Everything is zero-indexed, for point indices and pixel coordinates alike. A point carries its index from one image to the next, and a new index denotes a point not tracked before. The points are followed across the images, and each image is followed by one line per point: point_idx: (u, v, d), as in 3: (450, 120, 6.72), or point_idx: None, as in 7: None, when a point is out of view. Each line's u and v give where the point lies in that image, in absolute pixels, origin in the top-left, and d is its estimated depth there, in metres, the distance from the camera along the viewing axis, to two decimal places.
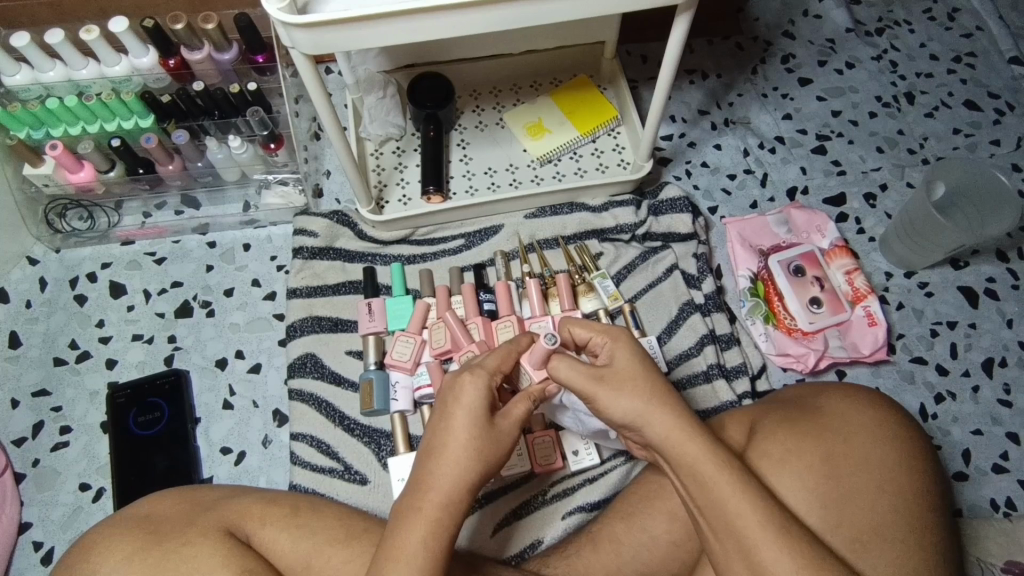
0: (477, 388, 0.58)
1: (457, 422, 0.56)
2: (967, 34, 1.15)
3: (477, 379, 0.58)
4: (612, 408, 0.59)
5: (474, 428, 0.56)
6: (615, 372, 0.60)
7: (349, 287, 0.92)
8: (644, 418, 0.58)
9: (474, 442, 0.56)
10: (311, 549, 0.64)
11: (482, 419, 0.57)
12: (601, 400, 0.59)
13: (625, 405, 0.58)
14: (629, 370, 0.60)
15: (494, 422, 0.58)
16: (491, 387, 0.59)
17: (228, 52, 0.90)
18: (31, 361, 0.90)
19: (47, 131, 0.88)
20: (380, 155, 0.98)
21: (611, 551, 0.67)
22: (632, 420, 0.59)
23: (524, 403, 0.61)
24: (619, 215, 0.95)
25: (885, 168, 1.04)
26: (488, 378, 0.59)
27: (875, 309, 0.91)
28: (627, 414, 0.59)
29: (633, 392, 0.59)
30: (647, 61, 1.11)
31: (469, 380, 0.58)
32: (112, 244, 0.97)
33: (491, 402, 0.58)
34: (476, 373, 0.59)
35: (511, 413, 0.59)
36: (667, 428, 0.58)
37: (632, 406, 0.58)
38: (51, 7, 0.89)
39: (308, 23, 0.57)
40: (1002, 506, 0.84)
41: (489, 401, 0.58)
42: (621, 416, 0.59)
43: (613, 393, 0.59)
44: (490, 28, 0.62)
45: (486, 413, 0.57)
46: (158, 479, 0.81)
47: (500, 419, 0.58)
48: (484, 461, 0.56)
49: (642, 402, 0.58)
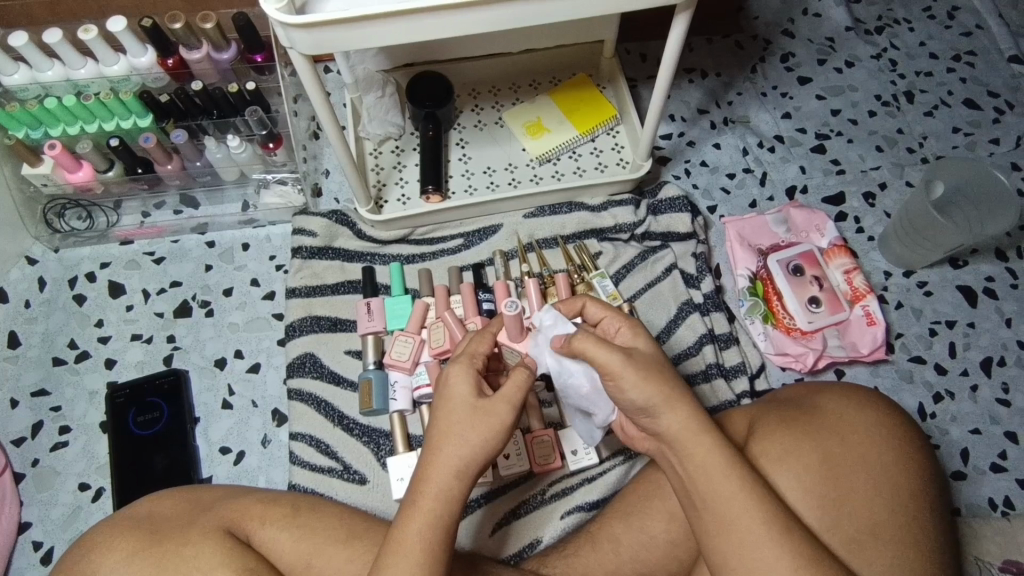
0: (463, 378, 0.58)
1: (445, 412, 0.57)
2: (967, 32, 1.15)
3: (461, 367, 0.59)
4: (635, 392, 0.58)
5: (462, 416, 0.56)
6: (641, 358, 0.59)
7: (348, 287, 0.92)
8: (662, 410, 0.58)
9: (466, 431, 0.56)
10: (311, 550, 0.64)
11: (471, 406, 0.57)
12: (625, 381, 0.58)
13: (649, 391, 0.57)
14: (648, 359, 0.60)
15: (486, 406, 0.57)
16: (477, 375, 0.59)
17: (227, 51, 0.90)
18: (30, 361, 0.90)
19: (46, 131, 0.88)
20: (379, 154, 0.98)
21: (610, 550, 0.67)
22: (648, 407, 0.58)
23: (517, 378, 0.59)
24: (618, 215, 0.94)
25: (885, 167, 1.04)
26: (470, 363, 0.59)
27: (874, 308, 0.91)
28: (649, 400, 0.58)
29: (660, 380, 0.58)
30: (646, 60, 1.11)
31: (455, 371, 0.59)
32: (111, 244, 0.97)
33: (479, 387, 0.58)
34: (460, 361, 0.60)
35: (503, 393, 0.58)
36: (673, 424, 0.58)
37: (653, 393, 0.57)
38: (49, 6, 0.89)
39: (305, 24, 0.57)
40: (1000, 505, 0.84)
41: (477, 390, 0.58)
42: (641, 401, 0.58)
43: (640, 376, 0.57)
44: (490, 28, 0.62)
45: (475, 398, 0.57)
46: (158, 479, 0.81)
47: (489, 398, 0.57)
48: (478, 448, 0.56)
49: (666, 391, 0.58)
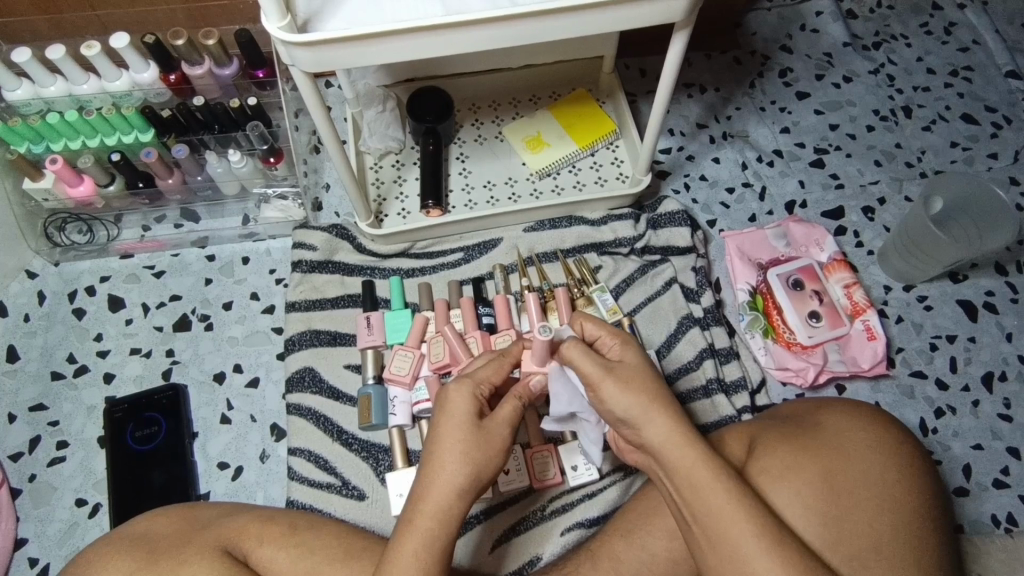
0: (463, 398, 0.58)
1: (447, 432, 0.57)
2: (964, 48, 1.16)
3: (465, 386, 0.59)
4: (614, 402, 0.59)
5: (466, 437, 0.56)
6: (623, 369, 0.60)
7: (348, 300, 0.92)
8: (642, 422, 0.58)
9: (464, 448, 0.56)
10: (308, 569, 0.63)
11: (474, 427, 0.57)
12: (604, 393, 0.59)
13: (627, 402, 0.58)
14: (634, 370, 0.60)
15: (486, 427, 0.58)
16: (477, 397, 0.59)
17: (228, 67, 0.90)
18: (28, 376, 0.90)
19: (47, 145, 0.89)
20: (380, 168, 0.99)
21: (611, 568, 0.66)
22: (629, 418, 0.59)
23: (512, 403, 0.60)
24: (618, 229, 0.95)
25: (883, 181, 1.05)
26: (475, 388, 0.59)
27: (874, 323, 0.91)
28: (628, 411, 0.58)
29: (640, 391, 0.59)
30: (645, 75, 1.12)
31: (455, 391, 0.58)
32: (111, 257, 0.97)
33: (479, 409, 0.58)
34: (465, 383, 0.59)
35: (500, 414, 0.59)
36: (665, 433, 0.58)
37: (633, 403, 0.58)
38: (52, 23, 0.89)
39: (308, 42, 0.57)
40: (1003, 522, 0.83)
41: (476, 409, 0.58)
42: (620, 412, 0.59)
43: (617, 388, 0.59)
44: (490, 46, 0.62)
45: (477, 419, 0.58)
46: (154, 496, 0.81)
47: (489, 420, 0.58)
48: (477, 468, 0.56)
49: (646, 401, 0.58)
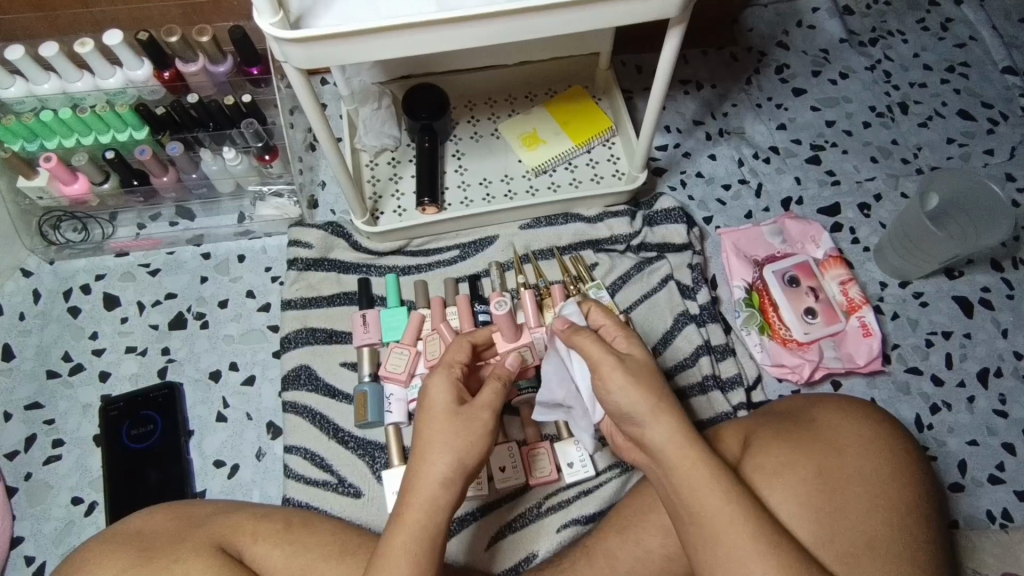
0: (439, 386, 0.60)
1: (428, 420, 0.58)
2: (960, 44, 1.16)
3: (442, 376, 0.61)
4: (620, 396, 0.59)
5: (447, 423, 0.57)
6: (632, 363, 0.61)
7: (344, 298, 0.92)
8: (646, 420, 0.58)
9: (445, 434, 0.56)
10: (302, 566, 0.63)
11: (454, 412, 0.58)
12: (611, 385, 0.60)
13: (633, 398, 0.59)
14: (641, 365, 0.61)
15: (467, 412, 0.58)
16: (453, 383, 0.60)
17: (223, 64, 0.90)
18: (24, 374, 0.90)
19: (41, 143, 0.88)
20: (375, 165, 0.98)
21: (605, 565, 0.66)
22: (633, 414, 0.59)
23: (493, 386, 0.60)
24: (614, 225, 0.95)
25: (879, 178, 1.05)
26: (448, 374, 0.61)
27: (869, 319, 0.91)
28: (634, 406, 0.59)
29: (645, 388, 0.59)
30: (641, 72, 1.12)
31: (432, 380, 0.60)
32: (106, 255, 0.97)
33: (458, 396, 0.60)
34: (438, 371, 0.62)
35: (482, 398, 0.59)
36: (667, 432, 0.58)
37: (640, 400, 0.59)
38: (46, 20, 0.89)
39: (302, 38, 0.57)
40: (998, 517, 0.84)
41: (455, 396, 0.59)
42: (626, 408, 0.59)
43: (625, 381, 0.59)
44: (484, 42, 0.62)
45: (456, 406, 0.58)
46: (150, 494, 0.81)
47: (470, 405, 0.59)
48: (462, 454, 0.56)
49: (650, 399, 0.59)
